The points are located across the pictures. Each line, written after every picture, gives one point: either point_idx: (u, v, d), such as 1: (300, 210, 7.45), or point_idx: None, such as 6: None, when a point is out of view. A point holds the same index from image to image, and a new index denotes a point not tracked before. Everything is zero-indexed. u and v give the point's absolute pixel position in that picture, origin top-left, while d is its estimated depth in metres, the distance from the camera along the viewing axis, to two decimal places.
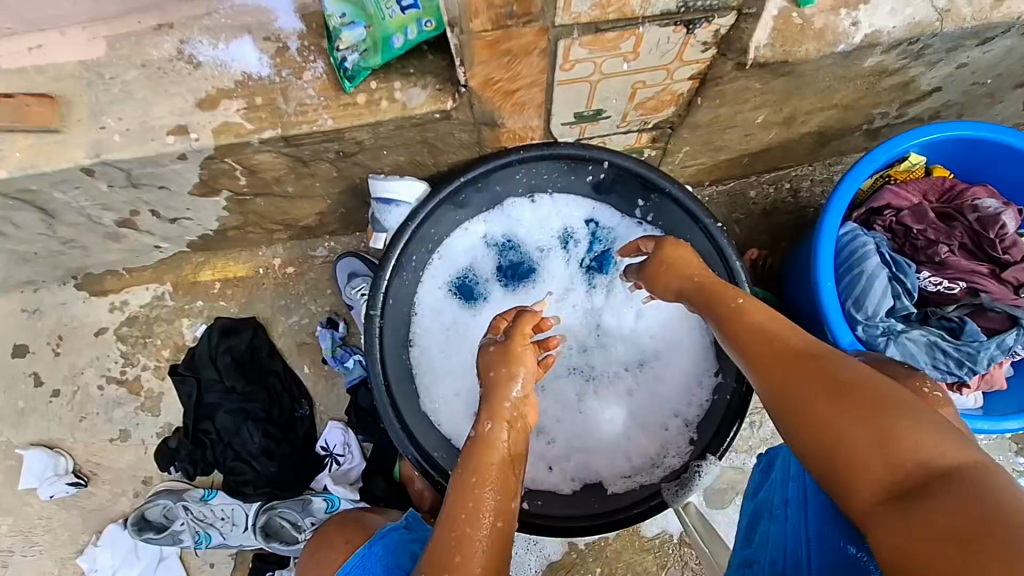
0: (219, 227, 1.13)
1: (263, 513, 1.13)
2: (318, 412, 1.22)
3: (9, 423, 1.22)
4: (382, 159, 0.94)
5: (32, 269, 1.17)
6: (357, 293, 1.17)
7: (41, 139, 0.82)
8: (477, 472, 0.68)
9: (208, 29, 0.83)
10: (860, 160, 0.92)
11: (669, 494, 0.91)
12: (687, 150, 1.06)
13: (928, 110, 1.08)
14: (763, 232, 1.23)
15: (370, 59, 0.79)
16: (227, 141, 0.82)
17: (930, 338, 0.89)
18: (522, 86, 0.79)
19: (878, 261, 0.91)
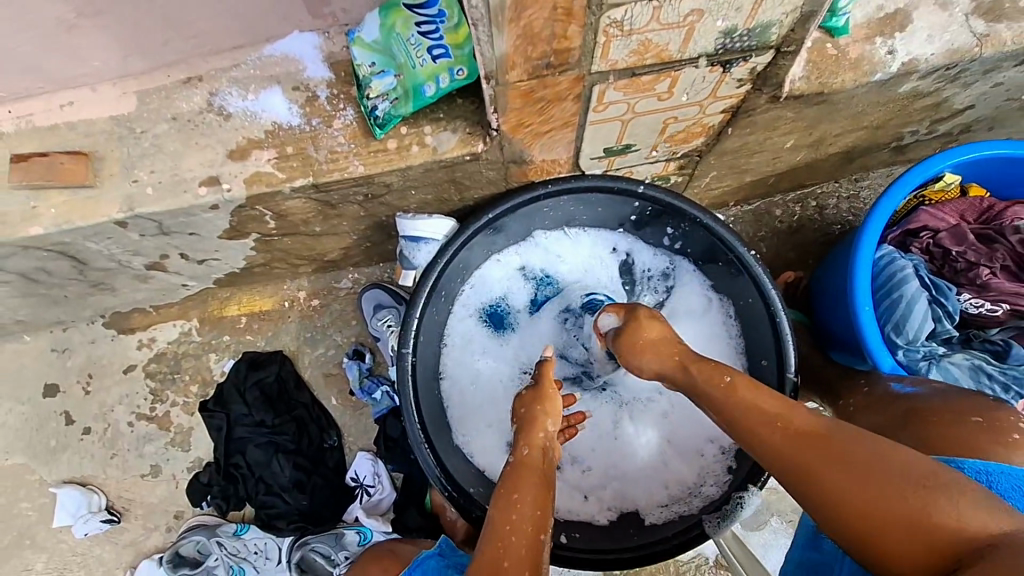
0: (246, 265, 1.13)
1: (296, 549, 1.13)
2: (347, 442, 1.22)
3: (42, 462, 1.23)
4: (409, 198, 0.94)
5: (61, 311, 1.18)
6: (383, 325, 1.16)
7: (74, 194, 0.82)
8: (515, 488, 0.70)
9: (237, 80, 0.83)
10: (893, 183, 0.90)
11: (709, 527, 0.90)
12: (714, 174, 1.05)
13: (959, 125, 1.07)
14: (789, 250, 1.22)
15: (401, 108, 0.79)
16: (259, 191, 0.82)
17: (974, 361, 0.87)
18: (554, 128, 0.78)
19: (918, 284, 0.90)
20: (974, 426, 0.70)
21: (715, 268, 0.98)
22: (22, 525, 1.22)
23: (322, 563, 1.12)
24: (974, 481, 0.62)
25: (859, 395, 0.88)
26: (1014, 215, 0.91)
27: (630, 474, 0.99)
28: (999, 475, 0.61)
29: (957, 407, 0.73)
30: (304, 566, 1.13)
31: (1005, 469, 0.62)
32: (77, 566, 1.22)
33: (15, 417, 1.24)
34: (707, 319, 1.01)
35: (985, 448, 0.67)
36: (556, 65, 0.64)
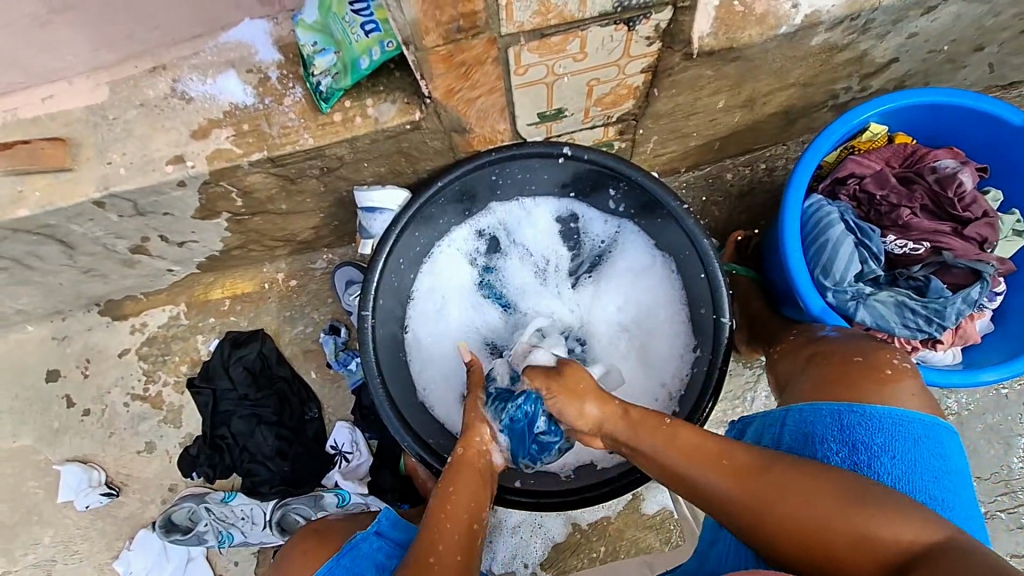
0: (224, 247, 1.21)
1: (278, 510, 1.19)
2: (326, 413, 1.29)
3: (45, 442, 1.32)
4: (363, 171, 1.01)
5: (58, 299, 1.27)
6: (354, 299, 1.23)
7: (55, 178, 0.91)
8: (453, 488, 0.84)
9: (197, 67, 0.91)
10: (819, 136, 0.95)
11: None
12: (655, 139, 1.10)
13: (892, 80, 1.11)
14: (742, 212, 1.27)
15: (342, 81, 0.86)
16: (221, 166, 0.90)
17: (898, 298, 0.92)
18: (482, 93, 0.84)
19: (843, 227, 0.94)
20: (858, 365, 0.80)
21: (657, 227, 1.03)
22: (28, 502, 1.31)
23: (302, 524, 1.18)
24: (833, 418, 0.75)
25: (783, 341, 0.94)
26: (934, 158, 0.96)
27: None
28: (850, 412, 0.75)
29: (851, 346, 0.83)
30: (285, 526, 1.19)
31: (857, 408, 0.75)
32: (79, 538, 1.30)
33: (20, 402, 1.33)
34: (652, 277, 1.08)
35: (862, 382, 0.78)
36: (467, 28, 0.71)
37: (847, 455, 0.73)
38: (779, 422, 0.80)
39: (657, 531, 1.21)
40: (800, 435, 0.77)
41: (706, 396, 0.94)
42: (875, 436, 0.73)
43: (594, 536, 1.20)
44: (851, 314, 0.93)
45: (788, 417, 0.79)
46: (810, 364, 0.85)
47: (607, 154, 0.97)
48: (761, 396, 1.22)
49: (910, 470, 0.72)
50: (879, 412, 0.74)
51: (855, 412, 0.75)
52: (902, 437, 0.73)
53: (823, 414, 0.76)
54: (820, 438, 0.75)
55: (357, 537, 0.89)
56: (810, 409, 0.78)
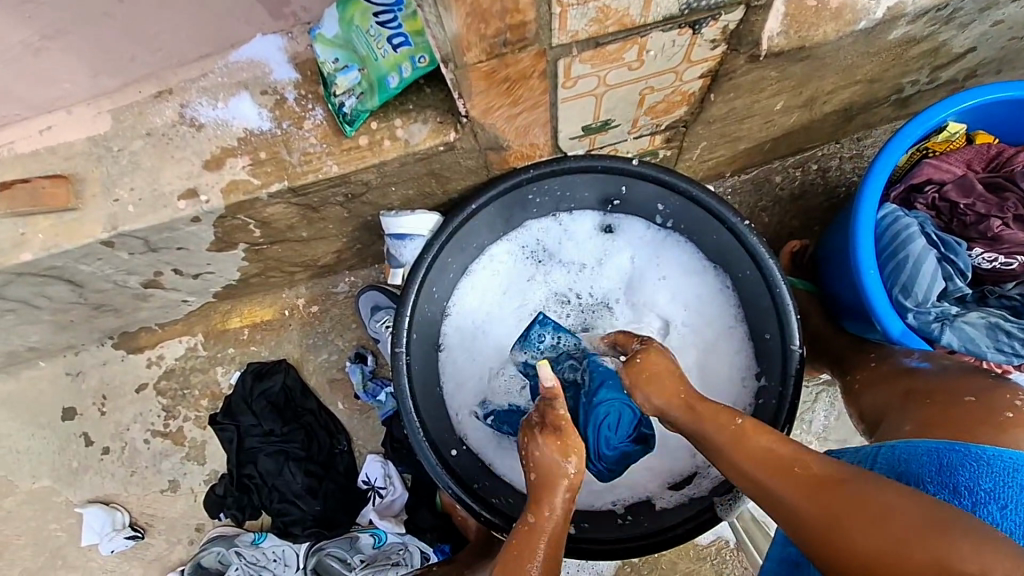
0: (241, 276, 1.13)
1: (312, 555, 1.14)
2: (356, 446, 1.22)
3: (65, 483, 1.26)
4: (390, 195, 0.93)
5: (70, 335, 1.21)
6: (382, 326, 1.16)
7: (60, 217, 0.84)
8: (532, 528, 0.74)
9: (206, 90, 0.83)
10: (895, 136, 0.85)
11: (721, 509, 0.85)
12: (704, 145, 1.01)
13: (965, 70, 1.00)
14: (794, 217, 1.17)
15: (368, 102, 0.78)
16: (238, 199, 0.82)
17: (990, 319, 0.83)
18: (525, 109, 0.76)
19: (925, 241, 0.85)
20: (969, 407, 0.71)
21: (711, 243, 0.94)
22: (51, 546, 1.25)
23: (339, 567, 1.14)
24: (931, 459, 0.67)
25: (866, 370, 0.89)
26: None
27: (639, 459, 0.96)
28: (951, 452, 0.66)
29: (951, 386, 0.75)
30: (320, 570, 1.14)
31: (964, 452, 0.65)
32: None
33: (36, 442, 1.27)
34: (708, 296, 0.98)
35: (976, 428, 0.68)
36: (514, 41, 0.62)
37: (946, 501, 0.63)
38: (868, 457, 0.72)
39: (712, 563, 1.14)
40: (891, 474, 0.69)
41: (778, 430, 0.86)
42: (981, 480, 0.63)
43: (645, 569, 1.13)
44: (934, 337, 0.85)
45: (878, 453, 0.71)
46: (908, 402, 0.78)
47: (658, 165, 0.88)
48: (820, 416, 1.14)
49: (1023, 521, 0.61)
50: (989, 456, 0.64)
51: (964, 454, 0.65)
52: (1014, 483, 0.62)
53: (920, 453, 0.68)
54: (916, 479, 0.66)
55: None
56: (905, 446, 0.70)
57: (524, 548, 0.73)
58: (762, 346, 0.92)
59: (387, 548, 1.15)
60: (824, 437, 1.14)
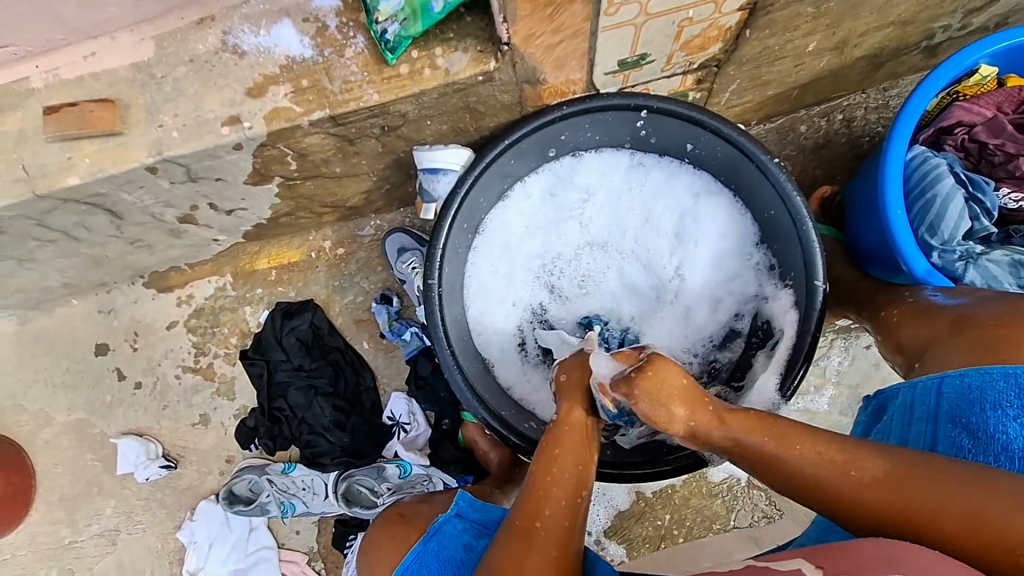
0: (272, 214, 1.16)
1: (342, 481, 1.18)
2: (381, 384, 1.27)
3: (100, 415, 1.31)
4: (424, 130, 0.95)
5: (104, 271, 1.24)
6: (409, 267, 1.19)
7: (105, 142, 0.86)
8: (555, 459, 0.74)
9: (248, 17, 0.84)
10: (926, 78, 0.86)
11: None
12: (733, 88, 1.02)
13: (996, 17, 1.01)
14: (816, 167, 1.19)
15: (411, 28, 0.79)
16: (279, 126, 0.84)
17: (1014, 257, 0.86)
18: (565, 38, 0.77)
19: (953, 180, 0.87)
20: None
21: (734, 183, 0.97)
22: (88, 474, 1.31)
23: (367, 495, 1.17)
24: (1008, 383, 0.66)
25: (905, 306, 0.87)
26: None
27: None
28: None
29: (1006, 309, 0.74)
30: (349, 496, 1.17)
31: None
32: (141, 510, 1.31)
33: (71, 376, 1.31)
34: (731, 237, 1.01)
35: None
36: None
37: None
38: (931, 388, 0.72)
39: (723, 499, 1.19)
40: (960, 401, 0.69)
41: (796, 361, 0.87)
42: None
43: (658, 504, 1.18)
44: (958, 276, 0.88)
45: (942, 384, 0.71)
46: (959, 330, 0.76)
47: (686, 102, 0.90)
48: (834, 361, 1.17)
49: None
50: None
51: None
52: None
53: (994, 378, 0.67)
54: (992, 403, 0.67)
55: (439, 521, 0.88)
56: (977, 373, 0.69)
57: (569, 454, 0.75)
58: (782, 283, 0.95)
59: (413, 479, 1.19)
60: (837, 382, 1.17)
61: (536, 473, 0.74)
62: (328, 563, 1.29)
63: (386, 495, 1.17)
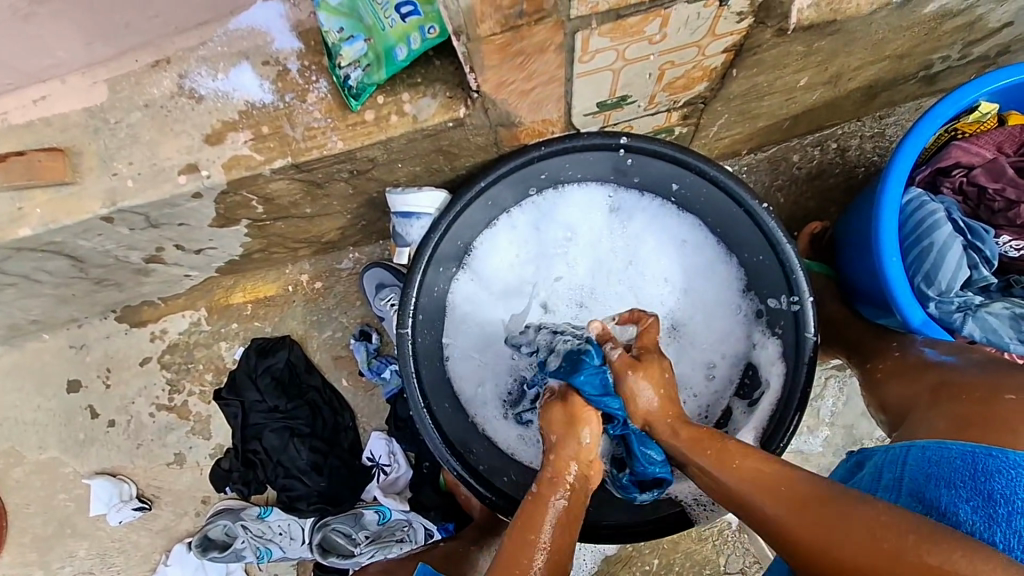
0: (244, 252, 1.11)
1: (317, 531, 1.15)
2: (361, 422, 1.23)
3: (72, 455, 1.27)
4: (396, 172, 0.90)
5: (72, 308, 1.19)
6: (387, 304, 1.14)
7: (56, 191, 0.81)
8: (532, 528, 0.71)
9: (205, 59, 0.79)
10: (922, 118, 0.81)
11: None
12: (721, 123, 0.97)
13: (997, 46, 0.96)
14: (809, 198, 1.14)
15: (375, 75, 0.74)
16: (239, 175, 0.79)
17: (1016, 310, 0.81)
18: (539, 84, 0.73)
19: (951, 227, 0.83)
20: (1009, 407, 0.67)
21: (722, 223, 0.92)
22: (61, 516, 1.27)
23: (344, 543, 1.14)
24: (964, 463, 0.63)
25: (891, 361, 0.86)
26: None
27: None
28: (988, 457, 0.62)
29: (990, 381, 0.72)
30: (326, 546, 1.14)
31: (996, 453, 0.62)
32: (116, 552, 1.27)
33: (42, 414, 1.27)
34: (721, 276, 0.96)
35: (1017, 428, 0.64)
36: (531, 12, 0.59)
37: (979, 507, 0.60)
38: (897, 455, 0.69)
39: (713, 542, 1.15)
40: (920, 475, 0.65)
41: (786, 417, 0.85)
42: (1018, 488, 0.59)
43: (647, 548, 1.15)
44: (956, 327, 0.83)
45: (907, 454, 0.68)
46: (935, 399, 0.75)
47: (668, 143, 0.86)
48: (828, 400, 1.13)
49: None
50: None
51: (979, 459, 0.62)
52: None
53: (952, 456, 0.64)
54: (947, 482, 0.63)
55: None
56: (937, 448, 0.66)
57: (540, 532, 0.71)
58: (769, 331, 0.91)
59: (392, 525, 1.16)
60: (831, 422, 1.14)
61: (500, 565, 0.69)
62: None
63: (365, 544, 1.14)
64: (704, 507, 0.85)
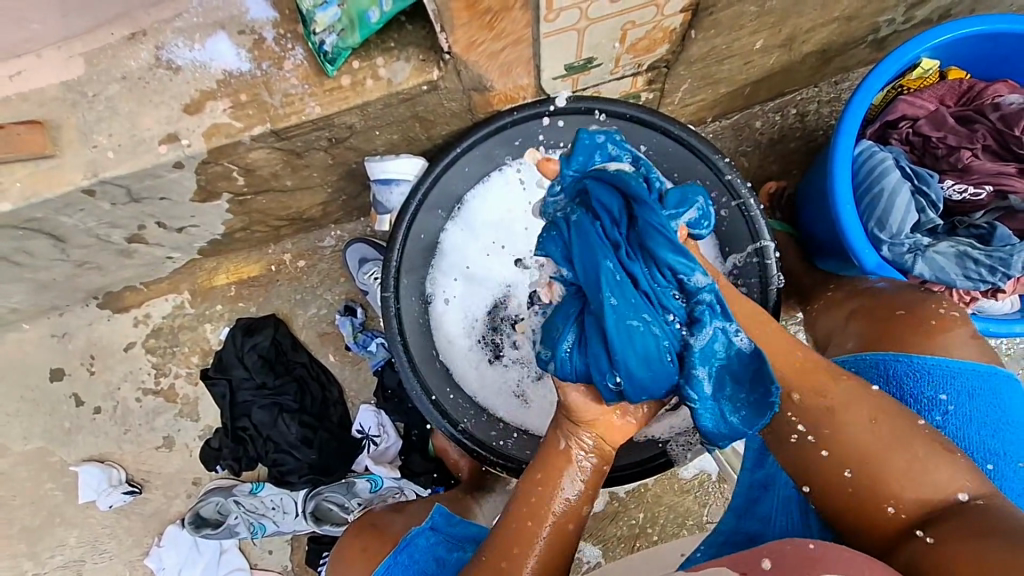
0: (226, 230, 1.13)
1: (311, 500, 1.18)
2: (349, 397, 1.25)
3: (58, 443, 1.27)
4: (375, 140, 0.93)
5: (53, 295, 1.19)
6: (370, 278, 1.17)
7: (36, 165, 0.82)
8: (545, 478, 0.71)
9: (182, 31, 0.81)
10: (871, 73, 0.86)
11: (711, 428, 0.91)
12: (685, 88, 1.02)
13: (938, 10, 1.03)
14: (772, 161, 1.21)
15: (349, 39, 0.77)
16: (220, 143, 0.82)
17: (960, 248, 0.88)
18: (507, 45, 0.76)
19: (899, 174, 0.89)
20: (911, 318, 0.79)
21: None
22: (49, 504, 1.27)
23: (337, 511, 1.18)
24: (880, 367, 0.77)
25: (824, 299, 0.94)
26: (994, 94, 0.90)
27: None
28: (899, 362, 0.76)
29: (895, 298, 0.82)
30: (319, 514, 1.18)
31: (910, 356, 0.76)
32: (107, 537, 1.27)
33: (26, 404, 1.26)
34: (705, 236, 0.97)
35: (915, 336, 0.77)
36: None
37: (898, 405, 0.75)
38: None
39: (695, 495, 1.20)
40: None
41: None
42: (926, 385, 0.75)
43: (632, 503, 1.19)
44: (907, 268, 0.89)
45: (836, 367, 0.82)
46: (855, 318, 0.85)
47: (636, 105, 0.89)
48: None
49: (962, 422, 0.74)
50: (932, 364, 0.75)
51: (889, 365, 0.77)
52: (955, 386, 0.74)
53: (869, 363, 0.78)
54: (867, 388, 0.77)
55: (412, 533, 0.91)
56: (855, 359, 0.80)
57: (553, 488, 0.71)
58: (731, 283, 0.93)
59: (384, 493, 1.19)
60: None
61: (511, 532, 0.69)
62: None
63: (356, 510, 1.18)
64: (681, 448, 0.91)
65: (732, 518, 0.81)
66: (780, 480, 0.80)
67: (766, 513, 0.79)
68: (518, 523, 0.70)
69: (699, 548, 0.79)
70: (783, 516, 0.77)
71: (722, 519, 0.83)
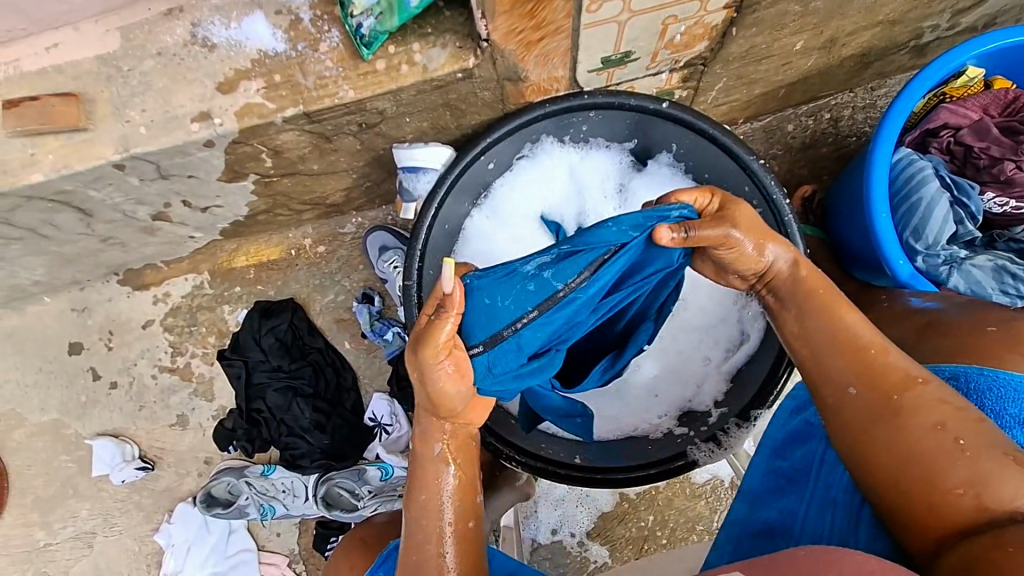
0: (249, 212, 1.12)
1: (322, 484, 1.19)
2: (363, 384, 1.25)
3: (74, 416, 1.28)
4: (404, 127, 0.93)
5: (76, 269, 1.19)
6: (390, 266, 1.16)
7: (69, 137, 0.82)
8: (422, 481, 0.70)
9: (218, 9, 0.81)
10: (916, 78, 0.84)
11: (730, 434, 0.90)
12: (720, 87, 1.00)
13: (984, 17, 1.00)
14: (803, 166, 1.18)
15: (387, 23, 0.77)
16: (251, 123, 0.81)
17: (998, 262, 0.87)
18: (548, 35, 0.75)
19: (939, 184, 0.87)
20: (993, 338, 0.70)
21: None
22: (63, 476, 1.28)
23: (348, 497, 1.19)
24: (956, 382, 0.67)
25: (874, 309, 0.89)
26: None
27: (625, 395, 0.96)
28: (980, 376, 0.66)
29: (971, 320, 0.74)
30: (330, 500, 1.19)
31: (987, 370, 0.66)
32: (118, 512, 1.28)
33: (44, 375, 1.27)
34: None
35: (1000, 355, 0.67)
36: None
37: None
38: None
39: (706, 500, 1.19)
40: None
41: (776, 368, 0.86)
42: (1008, 404, 0.63)
43: (642, 505, 1.18)
44: (941, 280, 0.88)
45: None
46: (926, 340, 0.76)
47: (674, 103, 0.87)
48: None
49: None
50: (1019, 382, 0.64)
51: (989, 377, 0.65)
52: None
53: (943, 376, 0.68)
54: None
55: (387, 551, 0.86)
56: (929, 371, 0.70)
57: (429, 485, 0.70)
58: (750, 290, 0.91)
59: (394, 481, 1.21)
60: None
61: (413, 534, 0.69)
62: (308, 565, 1.27)
63: (367, 499, 1.19)
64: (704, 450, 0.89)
65: (747, 509, 0.82)
66: (811, 475, 0.77)
67: (789, 506, 0.77)
68: (425, 535, 0.68)
69: (717, 548, 0.83)
70: (812, 517, 0.74)
71: (736, 505, 0.85)
